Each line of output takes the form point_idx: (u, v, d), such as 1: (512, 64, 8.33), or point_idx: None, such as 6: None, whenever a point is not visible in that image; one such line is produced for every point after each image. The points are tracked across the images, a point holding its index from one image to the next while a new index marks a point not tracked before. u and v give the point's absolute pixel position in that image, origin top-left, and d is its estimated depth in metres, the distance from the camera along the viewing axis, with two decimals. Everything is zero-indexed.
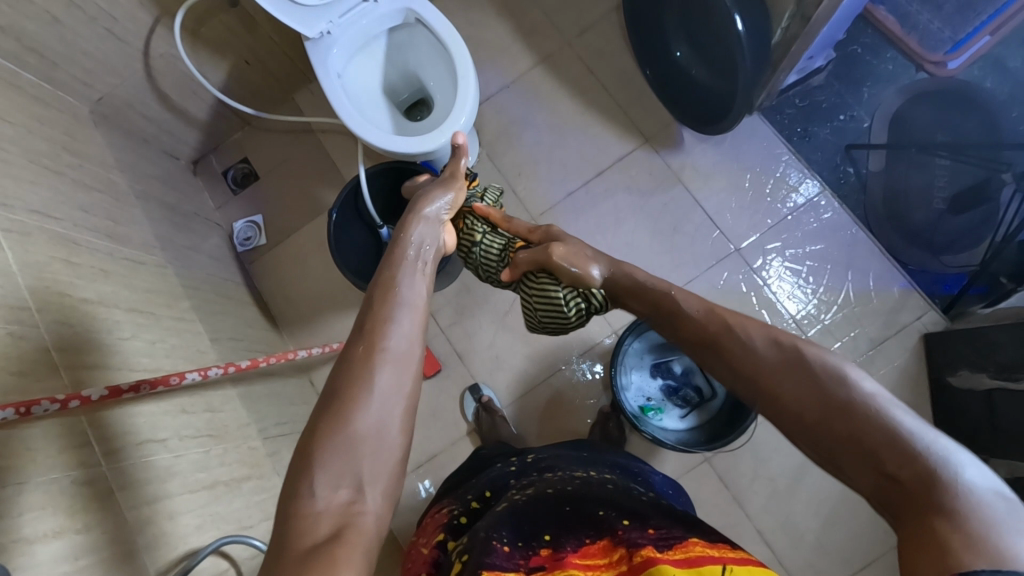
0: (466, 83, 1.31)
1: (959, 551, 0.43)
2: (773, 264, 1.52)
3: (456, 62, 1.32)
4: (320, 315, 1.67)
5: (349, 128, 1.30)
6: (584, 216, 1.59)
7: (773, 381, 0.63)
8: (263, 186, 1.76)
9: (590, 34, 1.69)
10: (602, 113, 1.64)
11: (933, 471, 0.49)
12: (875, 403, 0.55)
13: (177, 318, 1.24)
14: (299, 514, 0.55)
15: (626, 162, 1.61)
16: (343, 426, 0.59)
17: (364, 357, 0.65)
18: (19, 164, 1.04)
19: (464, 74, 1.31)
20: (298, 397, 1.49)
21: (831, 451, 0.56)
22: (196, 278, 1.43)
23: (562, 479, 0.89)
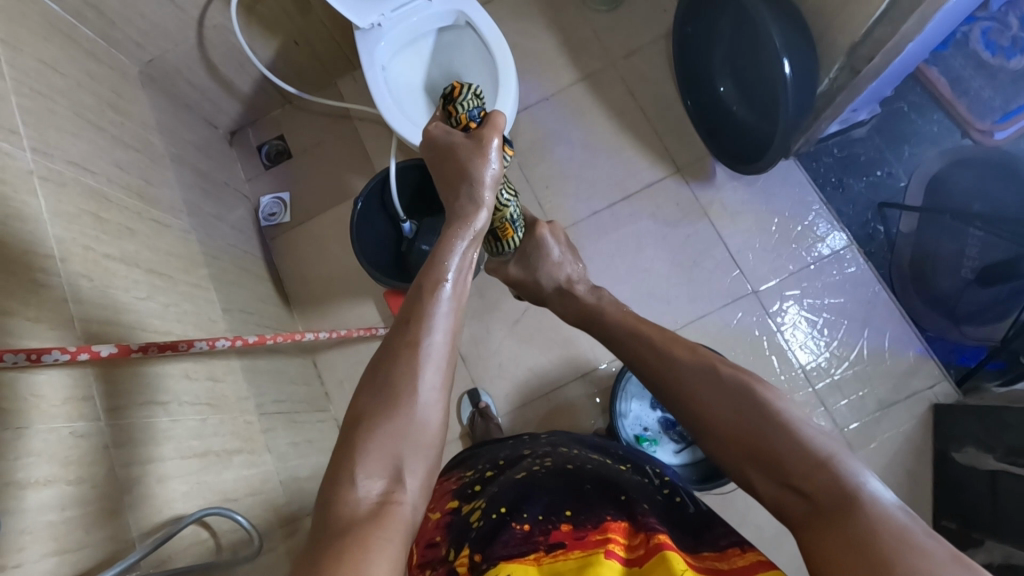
0: (505, 106, 1.31)
1: (867, 543, 0.52)
2: (789, 308, 1.49)
3: (500, 82, 1.33)
4: (332, 299, 1.68)
5: (387, 121, 1.32)
6: (607, 236, 1.59)
7: (681, 369, 0.77)
8: (296, 166, 1.78)
9: (637, 59, 1.69)
10: (636, 137, 1.64)
11: (804, 450, 0.62)
12: (756, 392, 0.69)
13: (192, 284, 1.25)
14: (357, 504, 0.58)
15: (653, 190, 1.60)
16: (387, 421, 0.63)
17: (406, 355, 0.67)
18: (63, 115, 1.07)
19: (506, 95, 1.32)
20: (298, 379, 1.50)
21: (736, 448, 0.67)
22: (217, 248, 1.45)
23: (581, 458, 0.92)
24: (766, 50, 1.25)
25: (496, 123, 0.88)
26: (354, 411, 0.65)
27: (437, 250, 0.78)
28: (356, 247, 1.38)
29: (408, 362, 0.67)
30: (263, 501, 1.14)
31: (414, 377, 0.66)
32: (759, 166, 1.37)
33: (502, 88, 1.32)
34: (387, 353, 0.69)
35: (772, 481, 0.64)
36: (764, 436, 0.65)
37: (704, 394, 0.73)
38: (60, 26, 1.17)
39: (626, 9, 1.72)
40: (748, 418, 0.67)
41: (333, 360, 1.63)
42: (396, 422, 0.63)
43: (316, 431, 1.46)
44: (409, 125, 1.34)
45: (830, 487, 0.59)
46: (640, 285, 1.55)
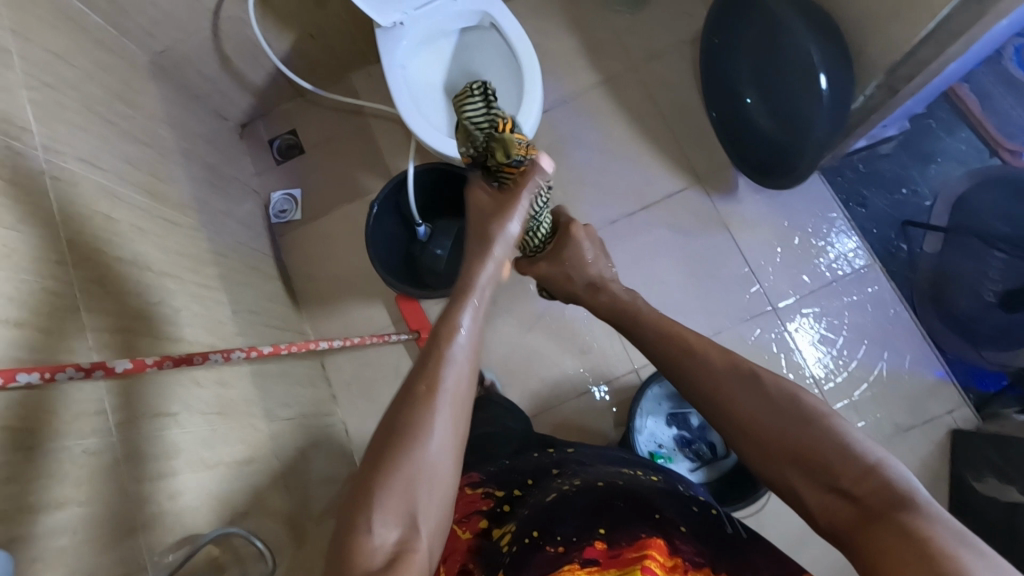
0: (529, 107, 1.26)
1: (928, 543, 0.51)
2: (803, 321, 1.47)
3: (524, 81, 1.28)
4: (341, 300, 1.65)
5: (408, 125, 1.28)
6: (624, 246, 1.56)
7: (717, 374, 0.75)
8: (307, 161, 1.74)
9: (661, 63, 1.64)
10: (657, 144, 1.60)
11: (852, 454, 0.60)
12: (797, 396, 0.67)
13: (201, 286, 1.22)
14: (368, 555, 0.55)
15: (674, 200, 1.56)
16: (401, 466, 0.58)
17: (423, 398, 0.62)
18: (73, 110, 1.03)
19: (532, 96, 1.27)
20: (305, 382, 1.48)
21: (779, 456, 0.65)
22: (226, 247, 1.41)
23: (612, 473, 0.88)
24: (801, 65, 1.25)
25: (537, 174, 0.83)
26: (371, 450, 0.61)
27: (462, 278, 0.73)
28: (370, 251, 1.34)
29: (422, 401, 0.62)
30: (270, 511, 1.11)
31: (430, 419, 0.61)
32: (789, 177, 1.35)
33: (525, 88, 1.27)
34: (404, 391, 0.63)
35: (815, 486, 0.62)
36: (807, 441, 0.63)
37: (740, 400, 0.70)
38: (70, 15, 1.13)
39: (651, 11, 1.67)
40: (790, 425, 0.65)
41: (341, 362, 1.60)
42: (411, 469, 0.59)
43: (323, 435, 1.44)
44: (429, 128, 1.30)
45: (879, 488, 0.58)
46: (656, 297, 1.52)
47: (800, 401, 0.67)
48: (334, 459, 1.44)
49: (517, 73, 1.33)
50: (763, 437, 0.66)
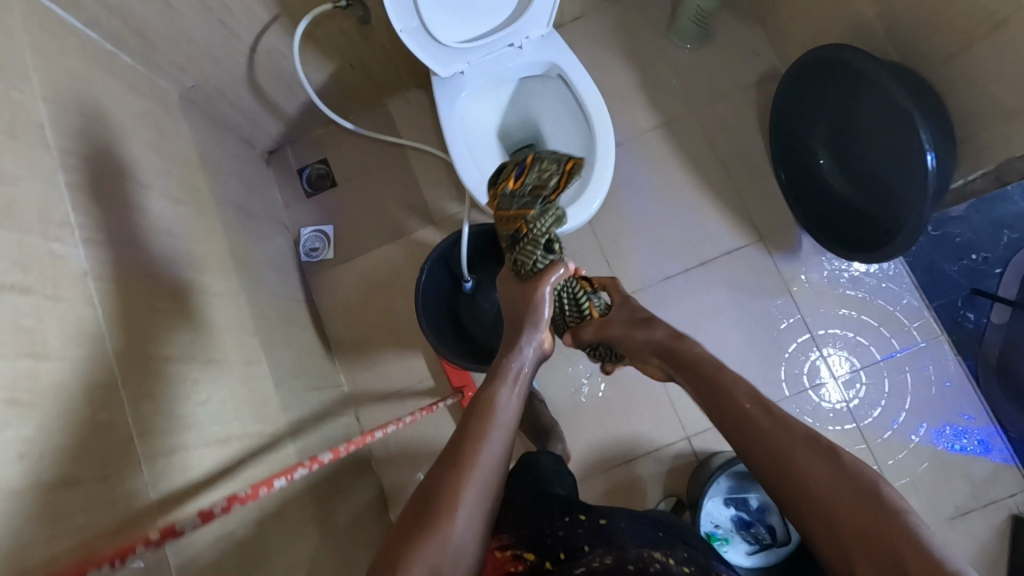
0: (602, 172, 1.17)
1: None
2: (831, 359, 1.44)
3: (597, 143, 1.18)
4: (378, 347, 1.57)
5: (466, 187, 1.17)
6: (679, 306, 1.49)
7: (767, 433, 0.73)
8: (341, 195, 1.64)
9: (723, 107, 1.54)
10: (717, 196, 1.51)
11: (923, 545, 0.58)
12: (858, 473, 0.66)
13: (249, 359, 1.13)
14: None
15: (736, 257, 1.49)
16: (430, 534, 0.65)
17: (453, 474, 0.71)
18: (113, 183, 0.92)
19: (604, 161, 1.17)
20: (344, 442, 1.41)
21: (835, 531, 0.63)
22: (266, 302, 1.32)
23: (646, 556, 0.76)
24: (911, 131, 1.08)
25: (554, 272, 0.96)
26: (405, 518, 0.68)
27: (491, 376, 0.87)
28: (419, 317, 1.25)
29: (455, 477, 0.70)
30: None
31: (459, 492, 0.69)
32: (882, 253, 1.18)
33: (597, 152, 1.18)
34: (438, 471, 0.72)
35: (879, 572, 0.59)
36: (869, 523, 0.61)
37: (799, 469, 0.69)
38: (103, 64, 1.01)
39: (714, 48, 1.56)
40: (847, 501, 0.64)
41: (378, 414, 1.53)
42: (439, 539, 0.65)
43: (365, 499, 1.38)
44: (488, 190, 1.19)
45: None
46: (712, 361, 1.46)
47: (859, 477, 0.65)
48: (376, 523, 1.38)
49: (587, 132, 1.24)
50: (819, 508, 0.65)
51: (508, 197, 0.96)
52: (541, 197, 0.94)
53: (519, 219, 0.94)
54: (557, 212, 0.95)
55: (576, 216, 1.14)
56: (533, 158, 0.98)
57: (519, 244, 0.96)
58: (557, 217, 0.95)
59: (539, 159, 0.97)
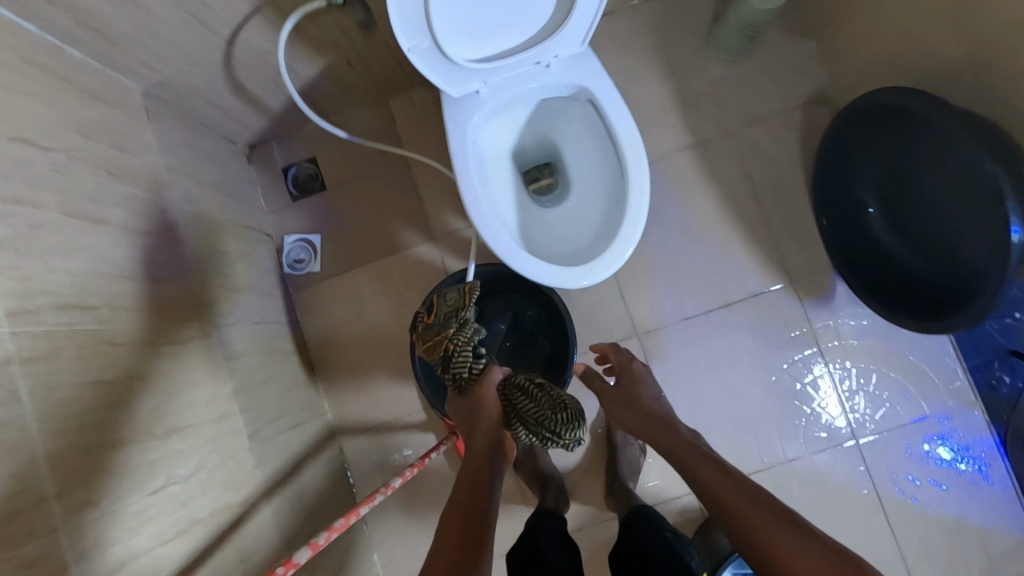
0: (634, 218, 1.01)
1: None
2: (827, 375, 1.35)
3: (628, 183, 1.02)
4: (366, 373, 1.43)
5: (475, 224, 1.03)
6: (698, 350, 1.37)
7: None
8: (331, 202, 1.47)
9: (763, 131, 1.38)
10: (750, 231, 1.36)
11: None
12: None
13: (223, 415, 0.99)
14: None
15: (764, 301, 1.36)
16: None
17: None
18: (55, 230, 0.76)
19: (636, 204, 1.01)
20: (328, 482, 1.30)
21: None
22: (246, 334, 1.17)
23: None
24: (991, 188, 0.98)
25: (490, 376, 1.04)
26: None
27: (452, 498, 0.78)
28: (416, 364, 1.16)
29: None
30: None
31: None
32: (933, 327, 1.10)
33: (629, 192, 1.01)
34: None
35: None
36: None
37: None
38: (46, 71, 0.83)
39: (758, 61, 1.38)
40: None
41: (363, 445, 1.42)
42: None
43: (347, 545, 1.28)
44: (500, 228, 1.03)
45: None
46: (728, 411, 1.36)
47: None
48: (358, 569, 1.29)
49: (618, 164, 1.07)
50: None
51: (430, 333, 1.11)
52: (457, 317, 1.10)
53: (445, 340, 1.08)
54: (473, 327, 1.11)
55: (599, 273, 1.00)
56: (438, 298, 1.17)
57: (452, 363, 1.07)
58: (475, 328, 1.10)
59: (443, 294, 1.15)
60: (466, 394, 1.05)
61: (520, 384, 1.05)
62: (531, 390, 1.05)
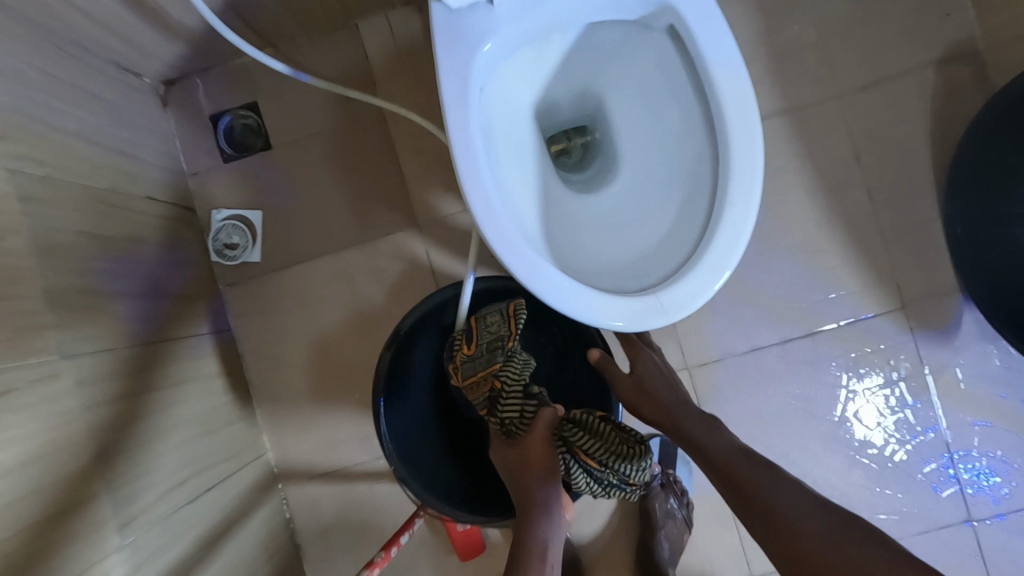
0: (737, 222, 0.63)
1: None
2: (859, 392, 1.01)
3: (730, 165, 0.64)
4: (320, 400, 1.07)
5: (468, 206, 0.64)
6: (766, 392, 1.02)
7: None
8: (276, 165, 1.07)
9: (874, 98, 1.00)
10: (849, 234, 1.00)
11: None
12: None
13: (85, 499, 0.64)
14: None
15: (859, 329, 1.01)
16: None
17: None
18: None
19: (742, 201, 0.63)
20: (260, 555, 0.94)
21: None
22: (135, 358, 0.80)
23: None
24: None
25: (546, 418, 0.71)
26: None
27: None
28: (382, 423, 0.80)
29: None
30: None
31: None
32: None
33: (731, 181, 0.64)
34: None
35: None
36: None
37: None
38: None
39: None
40: None
41: (313, 495, 1.07)
42: None
43: None
44: (508, 219, 0.65)
45: None
46: (802, 474, 1.01)
47: None
48: None
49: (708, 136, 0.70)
50: None
51: (465, 366, 0.77)
52: (501, 347, 0.76)
53: (488, 379, 0.75)
54: (524, 358, 0.77)
55: (675, 308, 0.63)
56: (473, 317, 0.81)
57: (500, 404, 0.74)
58: (527, 359, 0.76)
59: (481, 316, 0.79)
60: (506, 431, 0.74)
61: (592, 426, 0.70)
62: (596, 425, 0.70)
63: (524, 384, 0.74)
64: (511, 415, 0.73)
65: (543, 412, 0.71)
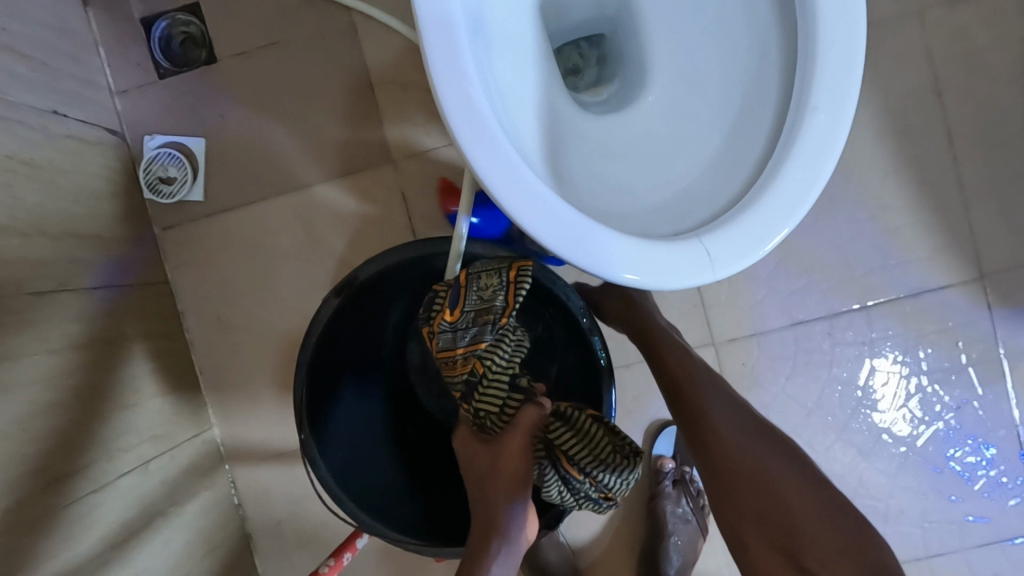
0: (820, 138, 0.46)
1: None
2: (892, 370, 0.84)
3: (816, 57, 0.47)
4: (274, 370, 0.90)
5: (443, 105, 0.47)
6: (806, 375, 0.85)
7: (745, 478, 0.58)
8: (223, 83, 0.88)
9: (957, 18, 0.82)
10: (914, 186, 0.83)
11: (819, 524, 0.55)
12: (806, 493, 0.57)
13: None
14: None
15: (924, 303, 0.83)
16: None
17: None
18: None
19: (831, 106, 0.46)
20: (194, 550, 0.79)
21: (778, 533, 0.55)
22: (23, 312, 0.63)
23: None
24: None
25: (530, 419, 0.53)
26: None
27: None
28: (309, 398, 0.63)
29: None
30: None
31: None
32: None
33: (818, 80, 0.46)
34: None
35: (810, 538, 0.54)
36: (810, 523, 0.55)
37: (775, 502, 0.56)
38: None
39: None
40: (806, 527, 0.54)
41: (265, 479, 0.91)
42: None
43: None
44: (497, 124, 0.47)
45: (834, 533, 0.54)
46: (844, 473, 0.85)
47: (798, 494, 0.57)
48: None
49: (780, 30, 0.52)
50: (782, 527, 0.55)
51: (444, 338, 0.56)
52: (491, 322, 0.54)
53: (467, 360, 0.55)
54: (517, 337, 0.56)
55: (728, 256, 0.45)
56: (464, 274, 0.58)
57: (477, 393, 0.55)
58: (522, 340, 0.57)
59: (472, 273, 0.57)
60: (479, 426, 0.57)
61: (578, 422, 0.53)
62: (583, 423, 0.53)
63: (512, 373, 0.55)
64: (489, 411, 0.55)
65: (526, 411, 0.53)
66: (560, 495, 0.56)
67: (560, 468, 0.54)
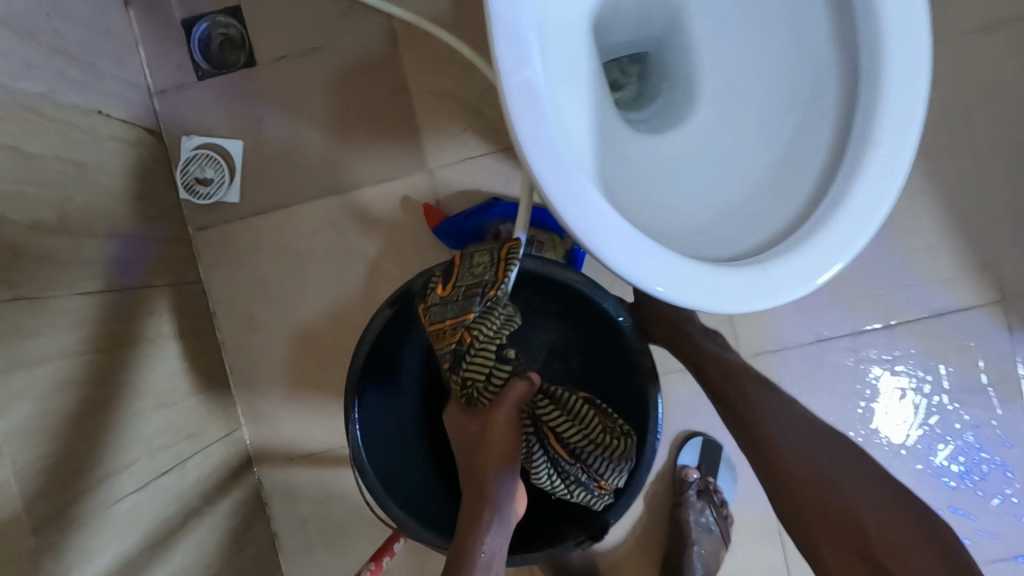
0: (880, 172, 0.47)
1: None
2: (914, 387, 0.86)
3: (881, 94, 0.48)
4: (303, 372, 0.91)
5: (511, 124, 0.48)
6: (829, 390, 0.86)
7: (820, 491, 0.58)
8: (261, 86, 0.88)
9: (988, 45, 0.84)
10: (941, 209, 0.85)
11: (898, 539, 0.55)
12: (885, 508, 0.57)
13: None
14: None
15: (947, 323, 0.85)
16: None
17: None
18: None
19: (893, 142, 0.48)
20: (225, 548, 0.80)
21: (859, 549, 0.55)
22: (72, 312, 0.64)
23: None
24: None
25: (520, 392, 0.56)
26: None
27: None
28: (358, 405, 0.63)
29: None
30: None
31: None
32: None
33: (882, 116, 0.48)
34: None
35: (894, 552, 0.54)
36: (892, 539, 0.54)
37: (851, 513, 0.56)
38: None
39: None
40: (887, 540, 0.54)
41: (291, 479, 0.92)
42: None
43: None
44: (563, 144, 0.48)
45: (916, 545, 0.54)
46: None
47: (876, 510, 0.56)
48: None
49: (837, 62, 0.54)
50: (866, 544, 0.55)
51: (434, 311, 0.59)
52: (479, 295, 0.58)
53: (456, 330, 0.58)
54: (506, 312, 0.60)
55: (786, 283, 0.47)
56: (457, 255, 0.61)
57: (464, 362, 0.58)
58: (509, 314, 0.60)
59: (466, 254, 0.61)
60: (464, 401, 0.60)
61: (570, 406, 0.59)
62: (573, 403, 0.59)
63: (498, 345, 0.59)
64: (476, 379, 0.59)
65: (517, 384, 0.57)
66: (545, 473, 0.60)
67: (548, 446, 0.59)
